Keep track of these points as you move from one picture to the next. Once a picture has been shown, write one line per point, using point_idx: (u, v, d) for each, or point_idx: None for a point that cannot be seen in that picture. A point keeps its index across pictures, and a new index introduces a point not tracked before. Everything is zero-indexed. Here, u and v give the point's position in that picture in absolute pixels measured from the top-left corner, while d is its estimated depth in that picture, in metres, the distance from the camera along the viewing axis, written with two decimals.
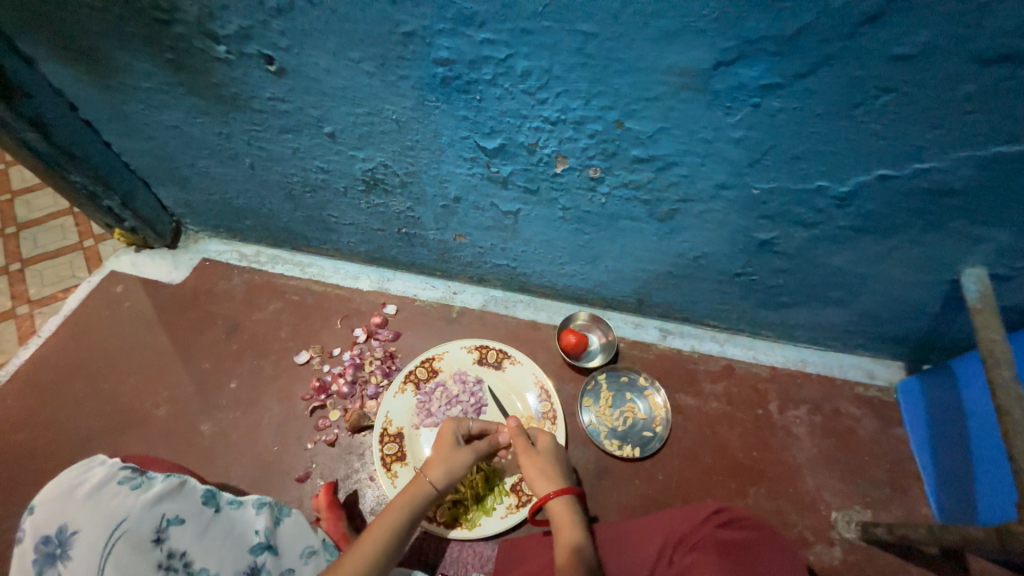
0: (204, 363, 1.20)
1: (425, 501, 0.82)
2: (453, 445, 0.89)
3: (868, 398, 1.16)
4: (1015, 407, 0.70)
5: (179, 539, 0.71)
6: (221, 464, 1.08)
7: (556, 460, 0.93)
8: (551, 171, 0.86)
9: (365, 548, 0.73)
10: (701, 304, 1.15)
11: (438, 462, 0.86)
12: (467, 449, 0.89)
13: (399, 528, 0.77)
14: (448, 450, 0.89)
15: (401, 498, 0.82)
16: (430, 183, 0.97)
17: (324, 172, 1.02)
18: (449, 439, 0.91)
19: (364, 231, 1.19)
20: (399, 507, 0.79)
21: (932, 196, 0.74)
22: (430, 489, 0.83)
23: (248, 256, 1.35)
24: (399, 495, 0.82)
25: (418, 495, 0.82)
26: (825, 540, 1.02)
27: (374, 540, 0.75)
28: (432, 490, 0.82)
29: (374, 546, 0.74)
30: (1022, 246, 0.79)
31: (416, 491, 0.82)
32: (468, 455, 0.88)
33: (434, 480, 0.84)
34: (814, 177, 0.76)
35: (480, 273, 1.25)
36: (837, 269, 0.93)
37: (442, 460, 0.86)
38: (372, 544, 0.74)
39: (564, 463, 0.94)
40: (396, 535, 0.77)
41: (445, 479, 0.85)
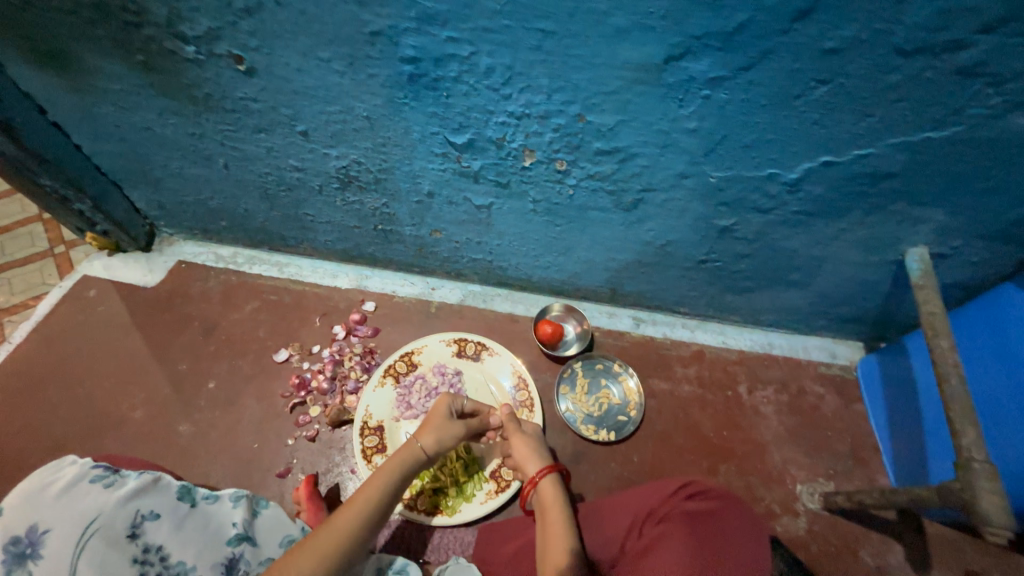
0: (181, 365, 1.20)
1: (414, 465, 0.85)
2: (446, 417, 0.93)
3: (831, 376, 1.23)
4: (952, 372, 0.75)
5: (154, 534, 0.71)
6: (201, 464, 1.08)
7: (541, 443, 0.99)
8: (520, 165, 0.90)
9: (359, 504, 0.76)
10: (671, 291, 1.20)
11: (429, 430, 0.90)
12: (459, 422, 0.94)
13: (391, 486, 0.80)
14: (440, 422, 0.92)
15: (391, 460, 0.84)
16: (404, 179, 0.99)
17: (299, 171, 1.03)
18: (442, 412, 0.94)
19: (340, 229, 1.21)
20: (391, 467, 0.82)
21: (872, 180, 0.80)
22: (420, 453, 0.86)
23: (225, 257, 1.35)
24: (390, 458, 0.84)
25: (409, 457, 0.84)
26: (791, 511, 1.07)
27: (367, 496, 0.77)
28: (421, 454, 0.85)
29: (368, 502, 0.77)
30: (955, 225, 0.85)
31: (407, 454, 0.85)
32: (462, 427, 0.93)
33: (425, 445, 0.87)
34: (764, 165, 0.81)
35: (458, 267, 1.28)
36: (793, 252, 0.98)
37: (434, 428, 0.90)
38: (366, 500, 0.77)
39: (546, 445, 0.99)
40: (388, 492, 0.79)
41: (435, 446, 0.88)
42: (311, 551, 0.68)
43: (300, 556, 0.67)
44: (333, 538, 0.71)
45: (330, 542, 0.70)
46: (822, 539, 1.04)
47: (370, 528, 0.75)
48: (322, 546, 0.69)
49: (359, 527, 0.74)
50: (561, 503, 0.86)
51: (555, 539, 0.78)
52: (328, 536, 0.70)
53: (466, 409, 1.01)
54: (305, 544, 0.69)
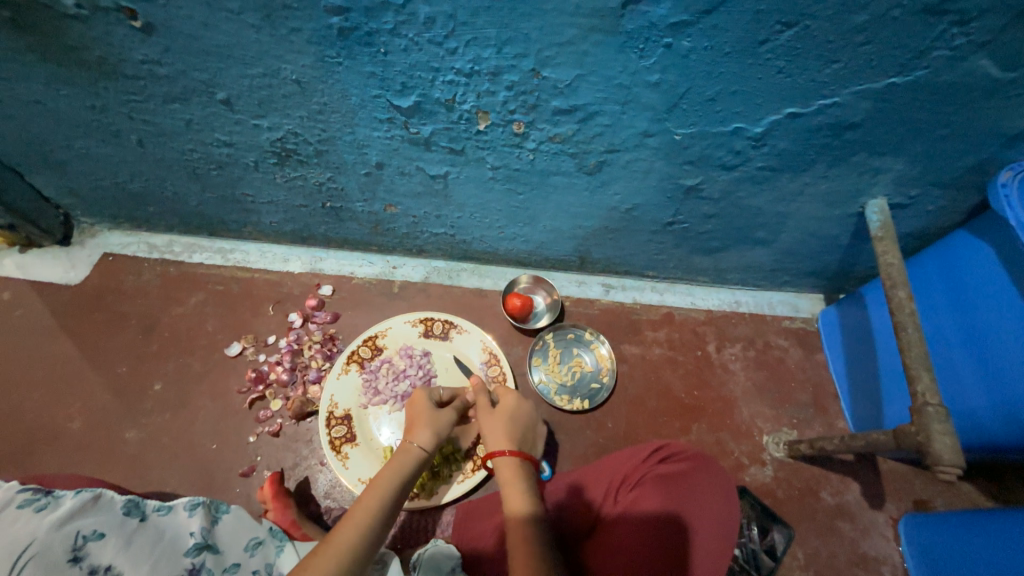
0: (120, 367, 1.11)
1: (414, 467, 0.79)
2: (434, 409, 0.90)
3: (794, 330, 1.26)
4: (909, 321, 0.76)
5: (100, 554, 0.66)
6: (155, 470, 1.02)
7: (519, 413, 0.93)
8: (474, 129, 0.82)
9: (359, 518, 0.69)
10: (639, 256, 1.18)
11: (423, 428, 0.85)
12: (449, 410, 0.91)
13: (392, 495, 0.73)
14: (430, 415, 0.88)
15: (389, 468, 0.78)
16: (348, 150, 0.90)
17: (228, 146, 0.92)
18: (425, 404, 0.91)
19: (285, 209, 1.11)
20: (391, 475, 0.76)
21: (836, 131, 0.77)
22: (420, 452, 0.81)
23: (159, 246, 1.23)
24: (387, 466, 0.78)
25: (409, 461, 0.79)
26: (758, 461, 1.11)
27: (368, 508, 0.70)
28: (422, 452, 0.81)
29: (367, 515, 0.69)
30: (915, 173, 0.85)
31: (406, 457, 0.80)
32: (452, 413, 0.90)
33: (422, 442, 0.82)
34: (729, 120, 0.77)
35: (419, 244, 1.21)
36: (758, 210, 0.97)
37: (427, 423, 0.86)
38: (366, 513, 0.70)
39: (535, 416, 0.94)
40: (388, 500, 0.73)
41: (433, 440, 0.84)
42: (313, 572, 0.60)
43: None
44: (335, 555, 0.63)
45: (334, 559, 0.63)
46: (786, 484, 1.09)
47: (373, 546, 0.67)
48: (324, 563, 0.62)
49: (363, 542, 0.66)
50: (518, 475, 0.82)
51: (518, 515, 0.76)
52: (329, 555, 0.63)
53: (445, 398, 0.97)
54: (303, 565, 0.62)
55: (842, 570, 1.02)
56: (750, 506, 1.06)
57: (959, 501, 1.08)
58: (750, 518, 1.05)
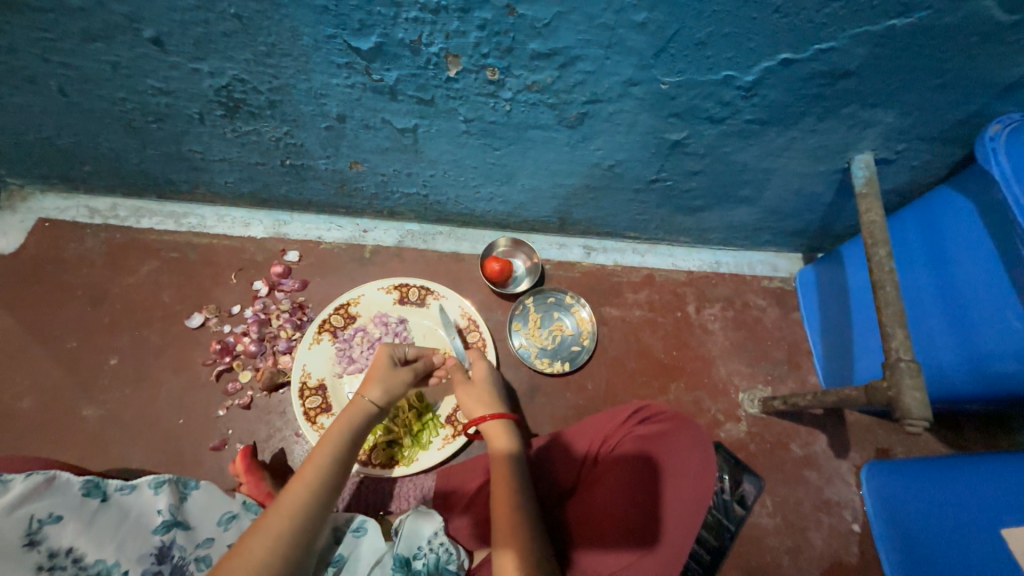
0: (71, 343, 1.04)
1: (362, 421, 0.77)
2: (391, 366, 0.86)
3: (772, 289, 1.26)
4: (888, 280, 0.76)
5: (59, 537, 0.64)
6: (119, 447, 0.98)
7: (495, 386, 0.93)
8: (444, 77, 0.74)
9: (310, 475, 0.68)
10: (621, 216, 1.14)
11: (375, 382, 0.82)
12: (406, 368, 0.86)
13: (342, 449, 0.73)
14: (385, 371, 0.85)
15: (337, 424, 0.76)
16: (305, 100, 0.81)
17: (166, 95, 0.82)
18: (385, 361, 0.86)
19: (239, 167, 1.01)
20: (338, 430, 0.74)
21: (830, 80, 0.73)
22: (370, 407, 0.79)
23: (101, 211, 1.13)
24: (335, 421, 0.76)
25: (358, 416, 0.77)
26: (733, 418, 1.14)
27: (317, 466, 0.69)
28: (372, 407, 0.79)
29: (318, 473, 0.69)
30: (905, 127, 0.82)
31: (354, 412, 0.77)
32: (409, 373, 0.86)
33: (372, 398, 0.80)
34: (719, 67, 0.71)
35: (390, 205, 1.14)
36: (743, 166, 0.93)
37: (380, 378, 0.82)
38: (316, 470, 0.69)
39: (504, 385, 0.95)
40: (340, 456, 0.72)
41: (386, 398, 0.81)
42: (266, 535, 0.61)
43: (254, 541, 0.60)
44: (287, 515, 0.63)
45: (286, 517, 0.63)
46: (758, 438, 1.13)
47: (326, 501, 0.68)
48: (277, 524, 0.62)
49: (316, 498, 0.67)
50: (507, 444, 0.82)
51: (505, 474, 0.77)
52: (282, 515, 0.63)
53: (409, 356, 0.93)
54: (255, 527, 0.62)
55: (806, 515, 1.08)
56: (725, 461, 1.10)
57: (916, 448, 1.14)
58: (724, 471, 1.09)
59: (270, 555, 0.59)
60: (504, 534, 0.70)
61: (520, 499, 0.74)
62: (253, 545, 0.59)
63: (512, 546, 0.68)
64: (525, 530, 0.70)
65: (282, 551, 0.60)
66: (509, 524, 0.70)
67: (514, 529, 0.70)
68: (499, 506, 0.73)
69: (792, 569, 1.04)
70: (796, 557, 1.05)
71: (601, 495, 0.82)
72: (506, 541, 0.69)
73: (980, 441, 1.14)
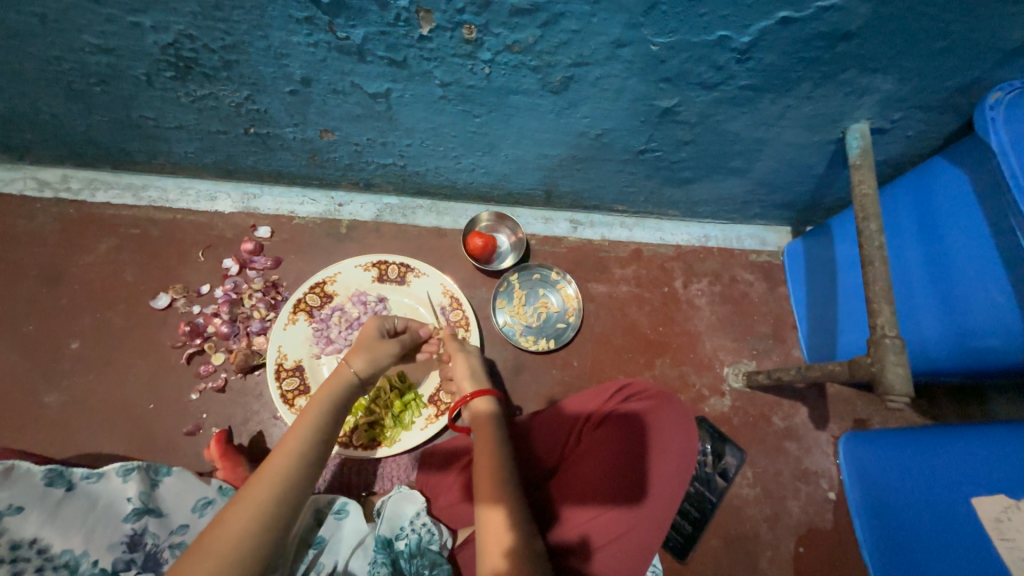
0: (27, 325, 0.99)
1: (346, 392, 0.74)
2: (377, 338, 0.83)
3: (760, 263, 1.25)
4: (877, 255, 0.74)
5: (22, 528, 0.61)
6: (87, 434, 0.95)
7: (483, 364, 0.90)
8: (416, 35, 0.67)
9: (292, 445, 0.65)
10: (609, 188, 1.10)
11: (360, 351, 0.79)
12: (394, 340, 0.84)
13: (325, 420, 0.70)
14: (371, 343, 0.82)
15: (321, 395, 0.73)
16: (264, 60, 0.74)
17: (106, 53, 0.73)
18: (372, 334, 0.84)
19: (198, 135, 0.93)
20: (320, 400, 0.71)
21: (830, 42, 0.68)
22: (353, 377, 0.76)
23: (51, 183, 1.05)
24: (318, 392, 0.73)
25: (341, 385, 0.74)
26: (717, 393, 1.15)
27: (299, 436, 0.66)
28: (354, 377, 0.76)
29: (300, 442, 0.66)
30: (904, 94, 0.78)
31: (337, 382, 0.74)
32: (394, 344, 0.83)
33: (356, 367, 0.77)
34: (714, 26, 0.65)
35: (366, 177, 1.07)
36: (735, 135, 0.89)
37: (365, 349, 0.80)
38: (300, 439, 0.66)
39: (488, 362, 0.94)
40: (323, 425, 0.69)
41: (369, 368, 0.78)
42: (247, 503, 0.58)
43: (236, 510, 0.57)
44: (269, 483, 0.61)
45: (268, 485, 0.60)
46: (741, 412, 1.14)
47: (310, 469, 0.65)
48: (258, 493, 0.59)
49: (299, 465, 0.64)
50: (495, 425, 0.79)
51: (494, 448, 0.76)
52: (263, 483, 0.61)
53: (397, 328, 0.90)
54: (235, 498, 0.59)
55: (785, 485, 1.11)
56: (708, 435, 1.11)
57: (893, 420, 1.16)
58: (706, 444, 1.11)
59: (253, 523, 0.57)
60: (498, 499, 0.69)
61: (509, 471, 0.73)
62: (235, 514, 0.57)
63: (502, 507, 0.69)
64: (516, 493, 0.70)
65: (265, 515, 0.58)
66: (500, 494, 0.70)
67: (495, 491, 0.70)
68: (484, 473, 0.73)
69: (769, 535, 1.07)
70: (774, 525, 1.08)
71: (583, 464, 0.81)
72: (494, 502, 0.69)
73: (955, 412, 1.16)
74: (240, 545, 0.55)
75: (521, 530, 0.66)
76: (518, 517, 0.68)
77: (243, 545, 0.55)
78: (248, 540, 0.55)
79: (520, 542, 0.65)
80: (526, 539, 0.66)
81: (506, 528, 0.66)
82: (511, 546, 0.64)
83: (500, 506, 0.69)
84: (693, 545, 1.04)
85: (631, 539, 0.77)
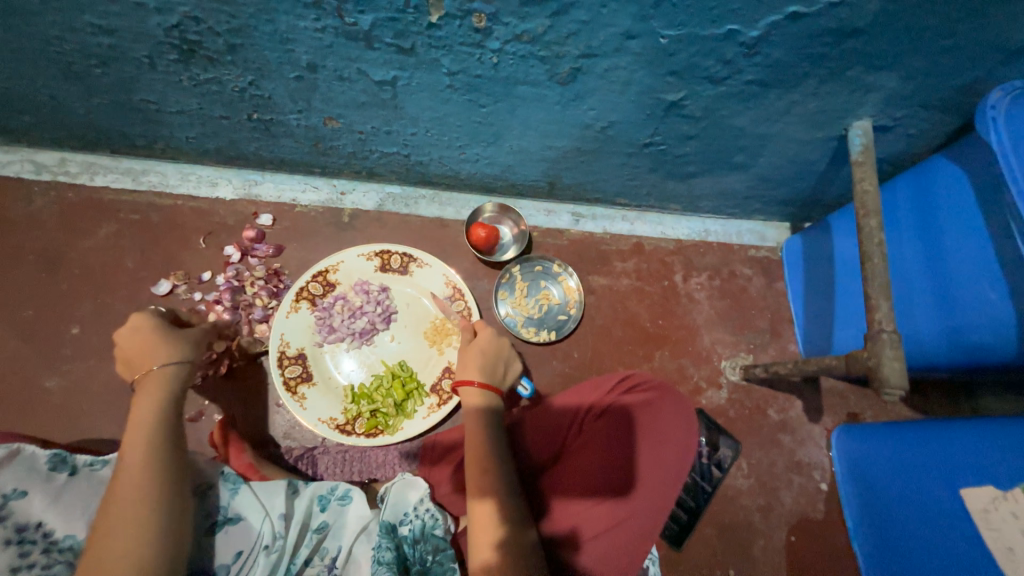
0: (27, 310, 0.98)
1: (164, 389, 0.70)
2: (158, 328, 0.74)
3: (759, 258, 1.26)
4: (876, 251, 0.75)
5: (27, 511, 0.62)
6: (88, 419, 0.95)
7: (496, 353, 0.88)
8: (424, 22, 0.67)
9: (132, 467, 0.63)
10: (612, 181, 1.10)
11: (159, 347, 0.72)
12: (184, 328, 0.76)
13: (149, 433, 0.66)
14: (165, 335, 0.73)
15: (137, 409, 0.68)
16: (269, 45, 0.73)
17: (108, 34, 0.72)
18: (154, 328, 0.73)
19: (201, 120, 0.92)
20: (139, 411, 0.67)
21: (837, 38, 0.69)
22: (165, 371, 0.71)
23: (49, 166, 1.04)
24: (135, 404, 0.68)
25: (159, 392, 0.69)
26: (715, 385, 1.17)
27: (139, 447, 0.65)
28: (165, 371, 0.70)
29: (142, 452, 0.65)
30: (907, 92, 0.79)
31: (153, 384, 0.69)
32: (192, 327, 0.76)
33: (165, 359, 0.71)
34: (723, 20, 0.66)
35: (369, 165, 1.07)
36: (740, 131, 0.89)
37: (160, 343, 0.72)
38: (135, 459, 0.64)
39: (508, 350, 0.90)
40: (155, 435, 0.66)
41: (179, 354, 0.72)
42: (122, 505, 0.60)
43: (108, 533, 0.58)
44: (127, 503, 0.60)
45: (138, 479, 0.62)
46: (737, 405, 1.16)
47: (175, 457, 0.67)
48: (126, 511, 0.60)
49: (149, 480, 0.63)
50: (474, 418, 0.80)
51: (480, 440, 0.77)
52: (123, 505, 0.60)
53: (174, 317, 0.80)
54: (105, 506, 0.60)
55: (779, 475, 1.13)
56: (704, 426, 1.13)
57: (885, 413, 1.19)
58: (702, 435, 1.13)
59: (142, 515, 0.60)
60: (487, 490, 0.72)
61: (500, 461, 0.75)
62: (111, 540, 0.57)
63: (491, 500, 0.71)
64: (505, 485, 0.73)
65: (154, 505, 0.61)
66: (489, 484, 0.72)
67: (484, 484, 0.72)
68: (472, 465, 0.74)
69: (762, 525, 1.10)
70: (766, 514, 1.10)
71: (578, 451, 0.83)
72: (482, 494, 0.71)
73: (944, 407, 1.19)
74: (129, 557, 0.57)
75: (507, 521, 0.70)
76: (507, 510, 0.71)
77: (140, 536, 0.58)
78: (136, 551, 0.57)
79: (508, 534, 0.69)
80: (514, 530, 0.69)
81: (494, 522, 0.69)
82: (500, 539, 0.68)
83: (488, 499, 0.71)
84: (688, 533, 1.07)
85: (631, 528, 0.79)
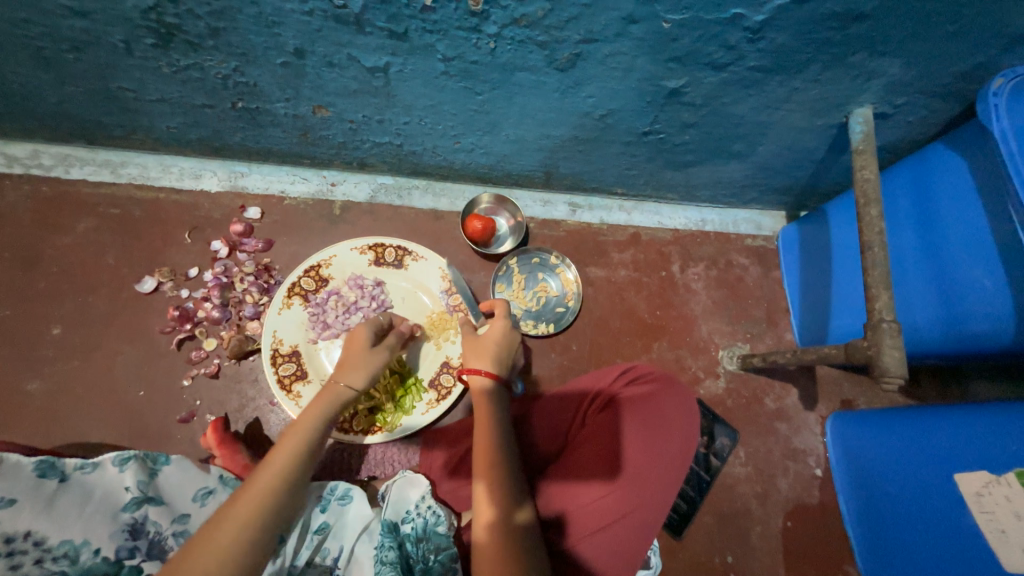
0: (4, 310, 0.94)
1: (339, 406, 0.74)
2: (368, 348, 0.82)
3: (755, 248, 1.26)
4: (877, 240, 0.75)
5: (15, 521, 0.59)
6: (74, 422, 0.92)
7: (506, 343, 0.87)
8: (418, 5, 0.63)
9: (278, 464, 0.63)
10: (609, 171, 1.09)
11: (355, 366, 0.78)
12: (384, 347, 0.83)
13: (310, 442, 0.67)
14: (363, 353, 0.81)
15: (311, 411, 0.71)
16: (254, 29, 0.69)
17: (79, 17, 0.67)
18: (362, 342, 0.82)
19: (182, 109, 0.88)
20: (316, 410, 0.70)
21: (842, 23, 0.67)
22: (347, 392, 0.75)
23: (21, 159, 0.99)
24: (312, 405, 0.72)
25: (336, 402, 0.73)
26: (712, 375, 1.17)
27: (287, 453, 0.64)
28: (350, 392, 0.75)
29: (291, 456, 0.64)
30: (908, 79, 0.78)
31: (332, 395, 0.74)
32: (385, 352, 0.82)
33: (350, 382, 0.76)
34: (728, 4, 0.63)
35: (360, 156, 1.03)
36: (740, 119, 0.88)
37: (361, 364, 0.78)
38: (288, 457, 0.64)
39: (518, 341, 0.89)
40: (310, 444, 0.67)
41: (365, 381, 0.78)
42: (250, 500, 0.58)
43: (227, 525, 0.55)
44: (254, 500, 0.58)
45: (269, 482, 0.61)
46: (734, 394, 1.17)
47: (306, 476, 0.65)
48: (252, 508, 0.58)
49: (287, 483, 0.62)
50: (484, 402, 0.80)
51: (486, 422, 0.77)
52: (245, 501, 0.58)
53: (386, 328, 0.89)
54: (237, 493, 0.59)
55: (775, 463, 1.14)
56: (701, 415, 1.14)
57: (877, 399, 1.20)
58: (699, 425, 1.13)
59: (254, 518, 0.57)
60: (486, 471, 0.72)
61: (505, 442, 0.75)
62: (220, 534, 0.54)
63: (488, 480, 0.71)
64: (506, 466, 0.72)
65: (264, 520, 0.57)
66: (490, 466, 0.72)
67: (484, 465, 0.72)
68: (476, 447, 0.75)
69: (759, 511, 1.11)
70: (764, 501, 1.12)
71: (582, 441, 0.83)
72: (479, 475, 0.72)
73: (935, 392, 1.21)
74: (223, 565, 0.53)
75: (504, 503, 0.69)
76: (503, 491, 0.70)
77: (246, 537, 0.55)
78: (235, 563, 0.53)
79: (501, 514, 0.68)
80: (509, 511, 0.68)
81: (489, 502, 0.69)
82: (493, 519, 0.67)
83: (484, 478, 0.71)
84: (688, 521, 1.08)
85: (632, 520, 0.78)
